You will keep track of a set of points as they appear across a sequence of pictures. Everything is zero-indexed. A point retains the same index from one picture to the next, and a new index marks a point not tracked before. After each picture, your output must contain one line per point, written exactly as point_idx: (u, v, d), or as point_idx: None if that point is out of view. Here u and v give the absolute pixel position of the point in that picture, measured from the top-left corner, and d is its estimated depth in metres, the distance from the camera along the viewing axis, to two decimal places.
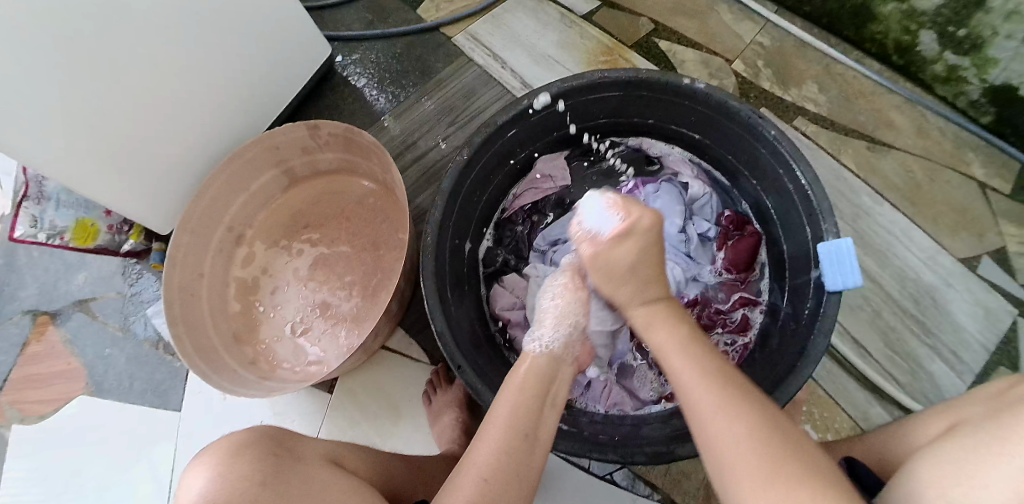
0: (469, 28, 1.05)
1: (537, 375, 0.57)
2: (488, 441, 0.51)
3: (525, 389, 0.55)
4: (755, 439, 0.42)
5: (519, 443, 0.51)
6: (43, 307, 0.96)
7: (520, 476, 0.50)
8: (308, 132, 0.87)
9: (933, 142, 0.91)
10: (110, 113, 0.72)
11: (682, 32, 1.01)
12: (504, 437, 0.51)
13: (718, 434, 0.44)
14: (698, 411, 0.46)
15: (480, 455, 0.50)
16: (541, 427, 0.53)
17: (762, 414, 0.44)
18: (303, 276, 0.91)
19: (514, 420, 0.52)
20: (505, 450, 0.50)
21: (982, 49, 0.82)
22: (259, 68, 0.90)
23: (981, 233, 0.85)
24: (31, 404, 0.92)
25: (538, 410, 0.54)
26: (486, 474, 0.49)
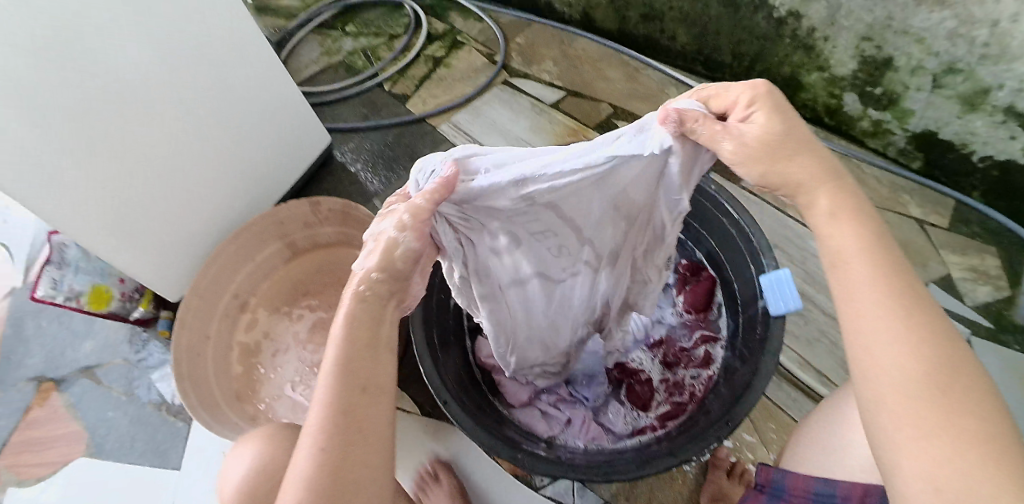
0: (453, 119, 1.21)
1: (371, 311, 0.49)
2: (319, 403, 0.46)
3: (358, 340, 0.48)
4: (920, 384, 0.40)
5: (352, 396, 0.46)
6: (48, 374, 1.02)
7: (366, 424, 0.46)
8: (310, 209, 0.97)
9: (870, 188, 1.01)
10: (144, 189, 0.83)
11: (637, 113, 1.15)
12: (337, 397, 0.46)
13: (877, 369, 0.42)
14: (865, 336, 0.44)
15: (313, 419, 0.46)
16: (377, 368, 0.48)
17: (939, 360, 0.40)
18: (302, 338, 0.98)
19: (343, 372, 0.46)
20: (335, 411, 0.45)
21: (898, 103, 0.95)
22: (267, 152, 1.03)
23: (924, 263, 0.93)
24: (30, 467, 0.95)
25: (370, 351, 0.48)
26: (323, 435, 0.45)
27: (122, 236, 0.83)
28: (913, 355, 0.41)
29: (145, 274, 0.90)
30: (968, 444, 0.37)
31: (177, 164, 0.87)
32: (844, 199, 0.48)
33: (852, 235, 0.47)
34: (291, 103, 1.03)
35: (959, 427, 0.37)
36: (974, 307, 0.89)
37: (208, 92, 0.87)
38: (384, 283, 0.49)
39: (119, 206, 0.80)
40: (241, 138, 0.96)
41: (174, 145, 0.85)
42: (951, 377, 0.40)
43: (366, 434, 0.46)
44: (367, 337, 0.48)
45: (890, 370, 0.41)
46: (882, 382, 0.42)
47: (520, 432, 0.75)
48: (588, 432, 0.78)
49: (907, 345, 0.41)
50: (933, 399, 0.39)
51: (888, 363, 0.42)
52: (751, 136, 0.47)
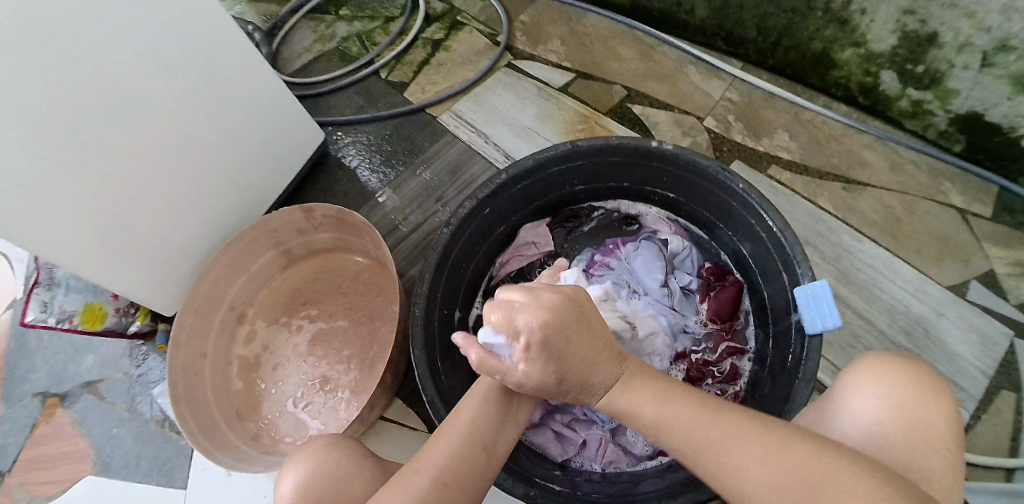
0: (455, 107, 1.12)
1: (512, 383, 0.61)
2: (443, 447, 0.54)
3: (489, 400, 0.58)
4: (771, 474, 0.45)
5: (475, 452, 0.54)
6: (51, 389, 0.99)
7: (476, 483, 0.53)
8: (303, 215, 0.93)
9: (908, 175, 0.91)
10: (127, 204, 0.77)
11: (654, 96, 1.06)
12: (460, 449, 0.54)
13: (743, 492, 0.46)
14: (697, 462, 0.48)
15: (432, 459, 0.53)
16: (500, 436, 0.57)
17: (766, 436, 0.46)
18: (302, 351, 0.94)
19: (472, 432, 0.56)
20: (454, 457, 0.53)
21: (941, 82, 0.85)
22: (259, 154, 0.97)
23: (965, 261, 0.82)
24: (38, 486, 0.93)
25: (500, 422, 0.58)
26: (441, 479, 0.51)
27: (111, 255, 0.78)
28: (749, 449, 0.46)
29: (137, 292, 0.85)
30: (850, 496, 0.42)
31: (161, 174, 0.81)
32: (641, 386, 0.52)
33: (640, 386, 0.52)
34: (282, 101, 0.97)
35: (834, 484, 0.43)
36: (1017, 306, 0.79)
37: (190, 94, 0.80)
38: None
39: (99, 225, 0.74)
40: (229, 141, 0.90)
41: (155, 155, 0.79)
42: (778, 443, 0.46)
43: (467, 488, 0.52)
44: (502, 411, 0.59)
45: (750, 480, 0.45)
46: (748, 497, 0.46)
47: (531, 462, 0.69)
48: (604, 455, 0.71)
49: (739, 443, 0.47)
50: (790, 478, 0.44)
51: (736, 466, 0.46)
52: (545, 301, 0.49)
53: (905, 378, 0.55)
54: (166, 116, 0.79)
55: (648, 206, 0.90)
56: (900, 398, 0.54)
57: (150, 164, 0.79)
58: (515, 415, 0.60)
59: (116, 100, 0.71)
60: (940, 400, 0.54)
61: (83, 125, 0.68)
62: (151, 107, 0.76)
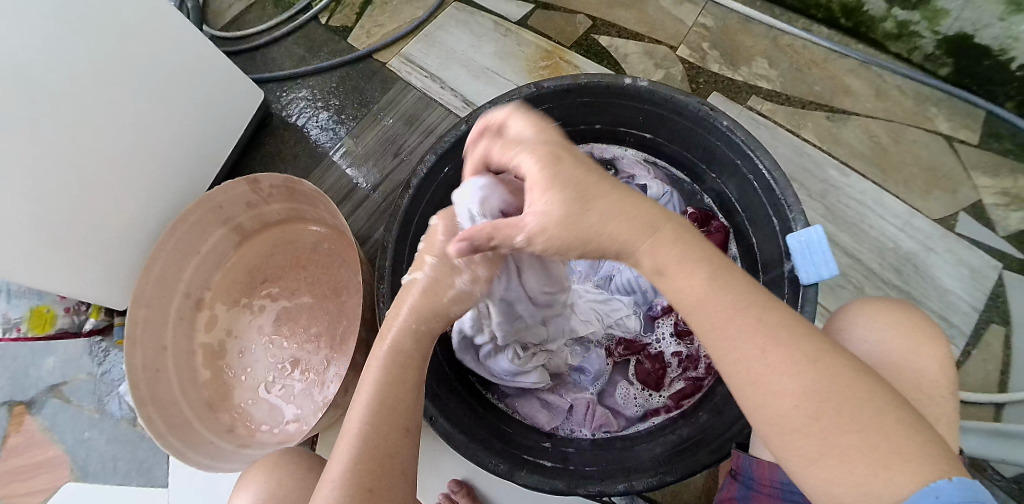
0: (403, 50, 1.01)
1: (405, 353, 0.50)
2: (345, 453, 0.46)
3: (387, 381, 0.49)
4: (806, 387, 0.37)
5: (386, 442, 0.46)
6: (17, 397, 0.99)
7: (401, 467, 0.47)
8: (249, 188, 0.86)
9: (893, 102, 0.88)
10: (56, 203, 0.73)
11: (621, 25, 0.96)
12: (370, 443, 0.46)
13: (765, 399, 0.38)
14: (726, 354, 0.39)
15: (337, 469, 0.46)
16: (412, 413, 0.49)
17: (806, 353, 0.38)
18: (268, 332, 0.90)
19: (379, 418, 0.47)
20: (367, 454, 0.46)
21: (929, 1, 0.80)
22: (194, 127, 0.89)
23: (954, 190, 0.83)
24: (20, 497, 0.95)
25: (414, 397, 0.49)
26: (361, 484, 0.44)
27: (52, 256, 0.74)
28: (779, 375, 0.37)
29: (86, 290, 0.82)
30: (862, 429, 0.36)
31: (88, 161, 0.75)
32: (669, 250, 0.42)
33: (679, 268, 0.41)
34: (209, 65, 0.88)
35: (853, 414, 0.36)
36: (1004, 237, 0.81)
37: (99, 70, 0.73)
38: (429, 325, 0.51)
39: (27, 227, 0.70)
40: (155, 116, 0.82)
41: (73, 146, 0.73)
42: (818, 361, 0.38)
43: (393, 480, 0.46)
44: (413, 381, 0.50)
45: (778, 400, 0.37)
46: (773, 412, 0.38)
47: (519, 433, 0.67)
48: (593, 419, 0.70)
49: (771, 365, 0.38)
50: (817, 399, 0.37)
51: (762, 371, 0.38)
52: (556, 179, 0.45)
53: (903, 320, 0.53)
54: (77, 100, 0.72)
55: (625, 147, 0.83)
56: (901, 338, 0.52)
57: (72, 158, 0.73)
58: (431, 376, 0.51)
59: (14, 92, 0.65)
60: (935, 347, 0.51)
61: None
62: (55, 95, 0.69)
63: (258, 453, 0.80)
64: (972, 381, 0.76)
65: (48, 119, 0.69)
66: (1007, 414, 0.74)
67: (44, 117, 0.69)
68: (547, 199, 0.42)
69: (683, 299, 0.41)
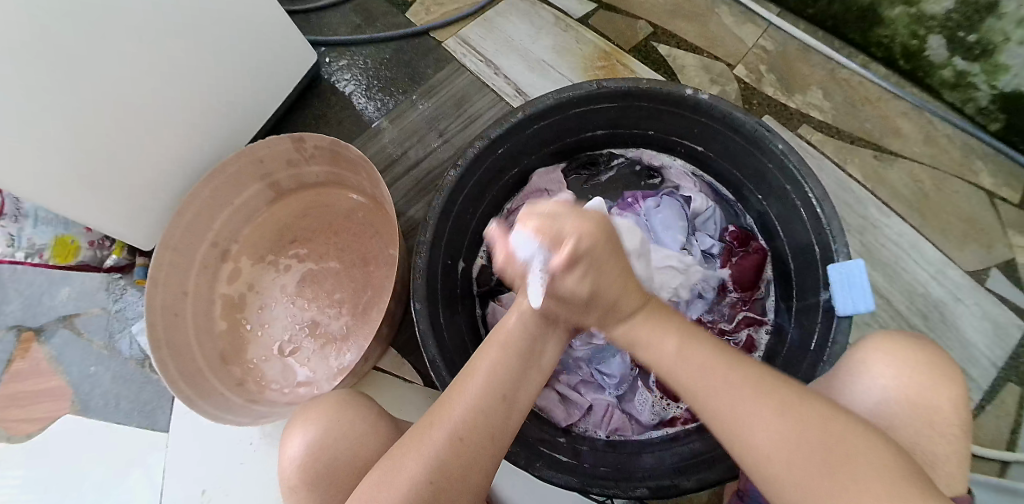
0: (461, 32, 1.01)
1: (525, 332, 0.52)
2: (461, 401, 0.47)
3: (508, 349, 0.51)
4: (777, 430, 0.40)
5: (495, 406, 0.48)
6: (28, 322, 0.99)
7: (498, 436, 0.47)
8: (293, 145, 0.86)
9: (941, 150, 0.88)
10: (99, 132, 0.73)
11: (681, 36, 0.96)
12: (485, 402, 0.47)
13: (747, 438, 0.41)
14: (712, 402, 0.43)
15: (450, 414, 0.47)
16: (521, 388, 0.50)
17: (784, 397, 0.42)
18: (291, 292, 0.91)
19: (493, 379, 0.49)
20: (476, 409, 0.47)
21: (992, 55, 0.80)
22: (243, 80, 0.90)
23: (989, 245, 0.84)
24: (19, 423, 0.95)
25: (518, 372, 0.50)
26: (458, 431, 0.46)
27: (83, 183, 0.74)
28: (768, 413, 0.41)
29: (115, 225, 0.82)
30: (870, 459, 0.39)
31: (136, 95, 0.75)
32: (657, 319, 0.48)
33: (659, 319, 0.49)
34: (269, 19, 0.88)
35: (844, 444, 0.39)
36: None
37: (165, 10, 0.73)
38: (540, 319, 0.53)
39: (66, 151, 0.70)
40: (207, 62, 0.83)
41: (125, 79, 0.73)
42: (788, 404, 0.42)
43: (488, 445, 0.46)
44: (526, 352, 0.51)
45: (760, 445, 0.40)
46: (759, 448, 0.41)
47: (536, 424, 0.68)
48: (610, 421, 0.71)
49: (752, 404, 0.42)
50: (805, 438, 0.40)
51: (738, 405, 0.42)
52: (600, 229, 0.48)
53: (919, 357, 0.52)
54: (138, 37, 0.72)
55: (674, 157, 0.84)
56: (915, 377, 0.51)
57: (123, 90, 0.73)
58: (543, 356, 0.53)
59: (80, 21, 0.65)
60: None
61: (45, 51, 0.63)
62: (118, 28, 0.69)
63: (268, 411, 0.80)
64: (984, 436, 0.76)
65: (108, 51, 0.70)
66: (1012, 473, 0.75)
67: (105, 48, 0.69)
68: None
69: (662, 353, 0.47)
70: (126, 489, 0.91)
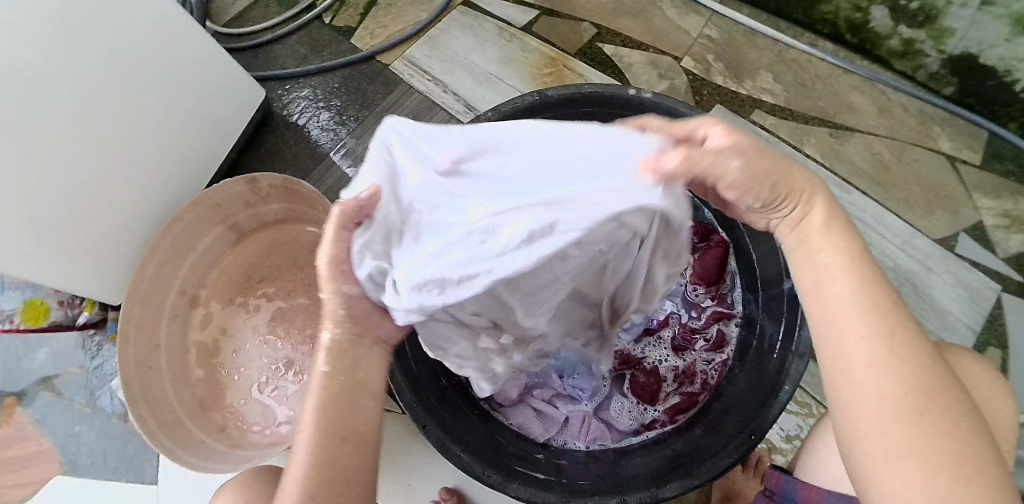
0: (407, 52, 1.01)
1: (347, 354, 0.44)
2: (295, 467, 0.40)
3: (330, 387, 0.42)
4: (890, 400, 0.36)
5: (332, 451, 0.41)
6: (8, 389, 0.98)
7: (351, 476, 0.42)
8: (247, 186, 0.86)
9: (897, 119, 0.88)
10: (56, 192, 0.72)
11: (626, 33, 0.96)
12: (320, 455, 0.41)
13: (856, 389, 0.37)
14: (825, 324, 0.40)
15: (290, 489, 0.40)
16: (357, 413, 0.43)
17: (909, 365, 0.37)
18: (263, 331, 0.90)
19: (325, 425, 0.41)
20: (315, 469, 0.40)
21: (937, 21, 0.79)
22: (194, 123, 0.89)
23: (955, 210, 0.83)
24: (11, 490, 0.94)
25: (350, 397, 0.43)
26: (309, 501, 0.39)
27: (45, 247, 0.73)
28: (887, 372, 0.37)
29: (81, 285, 0.81)
30: (931, 433, 0.35)
31: (91, 150, 0.75)
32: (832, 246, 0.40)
33: (821, 249, 0.41)
34: (214, 62, 0.88)
35: (940, 425, 0.35)
36: (1005, 260, 0.81)
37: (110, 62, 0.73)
38: (343, 372, 0.43)
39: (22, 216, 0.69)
40: (157, 109, 0.82)
41: (76, 135, 0.72)
42: (909, 362, 0.37)
43: (347, 490, 0.41)
44: (349, 389, 0.43)
45: (872, 399, 0.37)
46: (859, 400, 0.37)
47: (512, 441, 0.67)
48: (588, 432, 0.70)
49: (877, 369, 0.37)
50: (907, 405, 0.36)
51: (854, 349, 0.38)
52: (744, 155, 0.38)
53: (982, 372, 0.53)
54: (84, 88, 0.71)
55: None
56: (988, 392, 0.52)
57: (77, 147, 0.73)
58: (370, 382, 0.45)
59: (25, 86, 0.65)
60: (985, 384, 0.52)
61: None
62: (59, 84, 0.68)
63: (250, 454, 0.79)
64: None
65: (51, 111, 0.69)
66: None
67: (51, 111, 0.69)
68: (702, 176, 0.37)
69: (818, 275, 0.40)
70: None
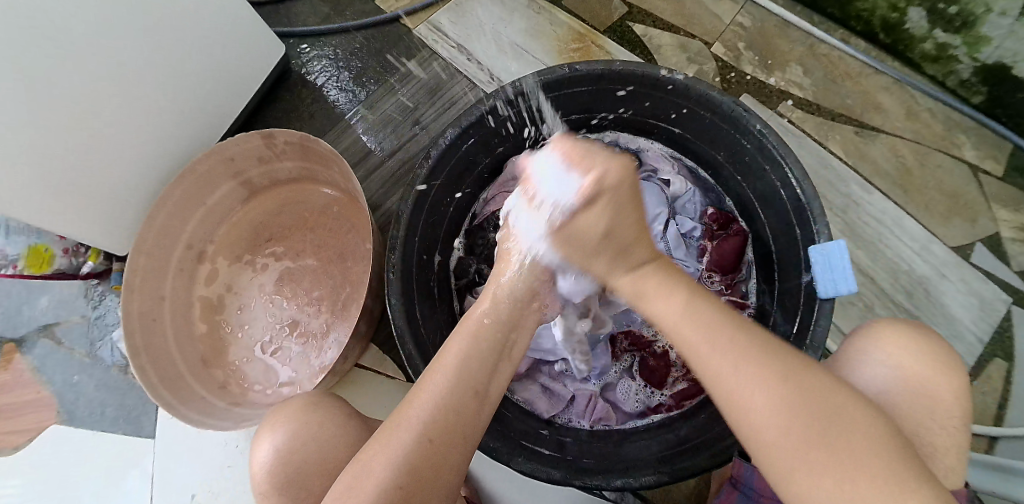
0: (432, 18, 0.99)
1: (503, 313, 0.50)
2: (425, 397, 0.44)
3: (480, 337, 0.48)
4: (783, 420, 0.38)
5: (461, 397, 0.45)
6: (8, 333, 0.97)
7: (466, 433, 0.44)
8: (263, 142, 0.84)
9: (923, 124, 0.87)
10: (65, 134, 0.70)
11: (657, 15, 0.94)
12: (448, 398, 0.44)
13: (745, 412, 0.39)
14: (713, 373, 0.40)
15: (413, 413, 0.44)
16: (493, 374, 0.47)
17: (785, 379, 0.39)
18: (269, 291, 0.89)
19: (463, 369, 0.46)
20: (446, 402, 0.44)
21: (973, 27, 0.78)
22: (211, 75, 0.87)
23: (973, 220, 0.83)
24: (7, 434, 0.93)
25: (493, 357, 0.48)
26: (427, 431, 0.43)
27: (51, 190, 0.72)
28: (797, 432, 0.38)
29: (86, 232, 0.80)
30: (873, 463, 0.37)
31: (104, 97, 0.73)
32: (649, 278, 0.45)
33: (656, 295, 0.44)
34: (235, 15, 0.86)
35: (847, 440, 0.37)
36: (1018, 273, 0.81)
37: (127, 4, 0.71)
38: (495, 325, 0.49)
39: (30, 160, 0.68)
40: (173, 60, 0.80)
41: (88, 78, 0.70)
42: (792, 380, 0.39)
43: (457, 440, 0.44)
44: (494, 346, 0.48)
45: (761, 425, 0.38)
46: (753, 427, 0.39)
47: (519, 415, 0.67)
48: (593, 412, 0.71)
49: (756, 381, 0.39)
50: (805, 427, 0.37)
51: (742, 377, 0.39)
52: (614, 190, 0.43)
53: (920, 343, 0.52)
54: (99, 33, 0.69)
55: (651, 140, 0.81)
56: (916, 370, 0.51)
57: (88, 91, 0.71)
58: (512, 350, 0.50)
59: (37, 22, 0.63)
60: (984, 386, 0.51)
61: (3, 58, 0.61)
62: (72, 26, 0.66)
63: (250, 413, 0.79)
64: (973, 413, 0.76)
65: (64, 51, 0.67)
66: (1001, 448, 0.75)
67: (63, 51, 0.67)
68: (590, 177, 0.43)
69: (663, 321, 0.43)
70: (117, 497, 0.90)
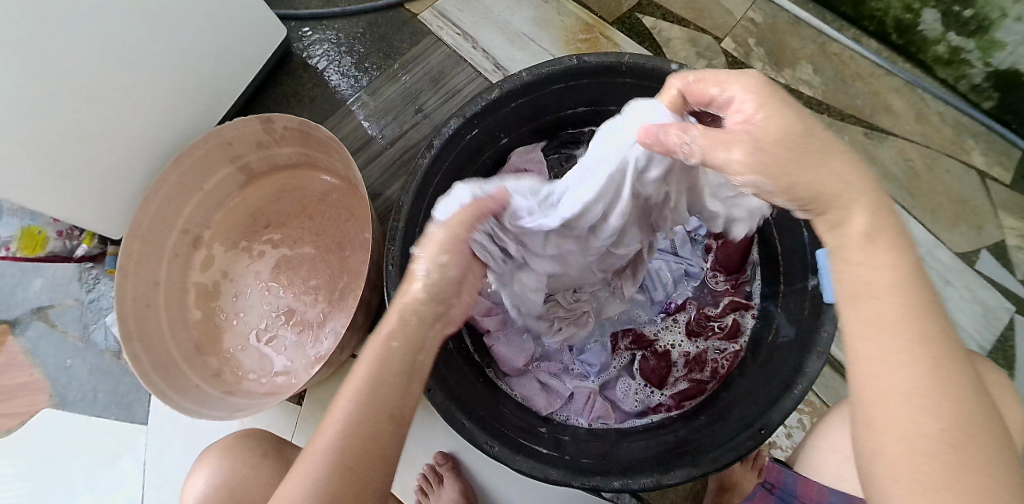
0: (437, 4, 0.96)
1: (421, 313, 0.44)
2: (333, 424, 0.39)
3: (389, 353, 0.42)
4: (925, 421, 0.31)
5: (374, 420, 0.40)
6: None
7: (386, 454, 0.40)
8: (262, 126, 0.82)
9: (933, 128, 0.86)
10: (60, 116, 0.69)
11: (667, 7, 0.92)
12: (360, 422, 0.39)
13: (888, 403, 0.33)
14: (865, 347, 0.34)
15: (324, 441, 0.39)
16: (406, 390, 0.42)
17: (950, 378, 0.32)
18: (265, 278, 0.88)
19: (374, 391, 0.40)
20: (355, 429, 0.39)
21: (988, 31, 0.77)
22: (210, 58, 0.85)
23: (980, 226, 0.82)
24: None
25: (403, 378, 0.42)
26: (342, 462, 0.38)
27: (45, 173, 0.70)
28: (933, 432, 0.31)
29: (81, 215, 0.78)
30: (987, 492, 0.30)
31: (101, 78, 0.71)
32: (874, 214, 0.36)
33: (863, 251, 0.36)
34: None
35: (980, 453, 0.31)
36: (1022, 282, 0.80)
37: None
38: (403, 346, 0.43)
39: (24, 141, 0.66)
40: (172, 42, 0.78)
41: (85, 59, 0.69)
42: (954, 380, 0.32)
43: (379, 464, 0.39)
44: (403, 367, 0.42)
45: (907, 420, 0.32)
46: (891, 419, 0.32)
47: (517, 412, 0.66)
48: (592, 410, 0.70)
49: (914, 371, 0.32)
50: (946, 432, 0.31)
51: (897, 358, 0.33)
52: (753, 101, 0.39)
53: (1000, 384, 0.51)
54: (97, 13, 0.67)
55: None
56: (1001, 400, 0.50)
57: (85, 72, 0.69)
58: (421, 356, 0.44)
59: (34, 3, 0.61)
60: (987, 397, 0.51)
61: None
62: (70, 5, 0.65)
63: (245, 402, 0.78)
64: None
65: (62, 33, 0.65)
66: None
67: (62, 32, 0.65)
68: (760, 99, 0.38)
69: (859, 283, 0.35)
70: (109, 483, 0.89)
